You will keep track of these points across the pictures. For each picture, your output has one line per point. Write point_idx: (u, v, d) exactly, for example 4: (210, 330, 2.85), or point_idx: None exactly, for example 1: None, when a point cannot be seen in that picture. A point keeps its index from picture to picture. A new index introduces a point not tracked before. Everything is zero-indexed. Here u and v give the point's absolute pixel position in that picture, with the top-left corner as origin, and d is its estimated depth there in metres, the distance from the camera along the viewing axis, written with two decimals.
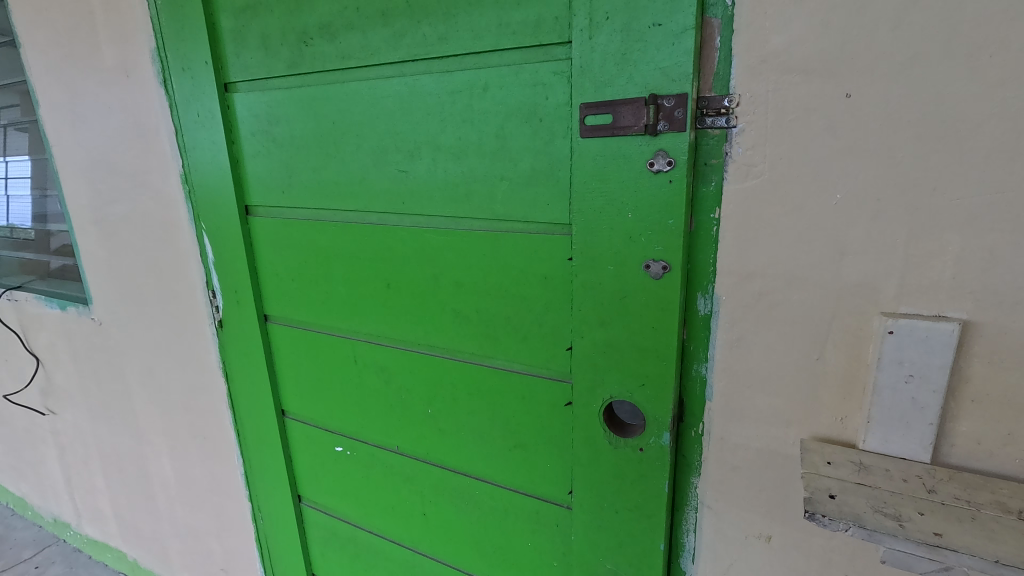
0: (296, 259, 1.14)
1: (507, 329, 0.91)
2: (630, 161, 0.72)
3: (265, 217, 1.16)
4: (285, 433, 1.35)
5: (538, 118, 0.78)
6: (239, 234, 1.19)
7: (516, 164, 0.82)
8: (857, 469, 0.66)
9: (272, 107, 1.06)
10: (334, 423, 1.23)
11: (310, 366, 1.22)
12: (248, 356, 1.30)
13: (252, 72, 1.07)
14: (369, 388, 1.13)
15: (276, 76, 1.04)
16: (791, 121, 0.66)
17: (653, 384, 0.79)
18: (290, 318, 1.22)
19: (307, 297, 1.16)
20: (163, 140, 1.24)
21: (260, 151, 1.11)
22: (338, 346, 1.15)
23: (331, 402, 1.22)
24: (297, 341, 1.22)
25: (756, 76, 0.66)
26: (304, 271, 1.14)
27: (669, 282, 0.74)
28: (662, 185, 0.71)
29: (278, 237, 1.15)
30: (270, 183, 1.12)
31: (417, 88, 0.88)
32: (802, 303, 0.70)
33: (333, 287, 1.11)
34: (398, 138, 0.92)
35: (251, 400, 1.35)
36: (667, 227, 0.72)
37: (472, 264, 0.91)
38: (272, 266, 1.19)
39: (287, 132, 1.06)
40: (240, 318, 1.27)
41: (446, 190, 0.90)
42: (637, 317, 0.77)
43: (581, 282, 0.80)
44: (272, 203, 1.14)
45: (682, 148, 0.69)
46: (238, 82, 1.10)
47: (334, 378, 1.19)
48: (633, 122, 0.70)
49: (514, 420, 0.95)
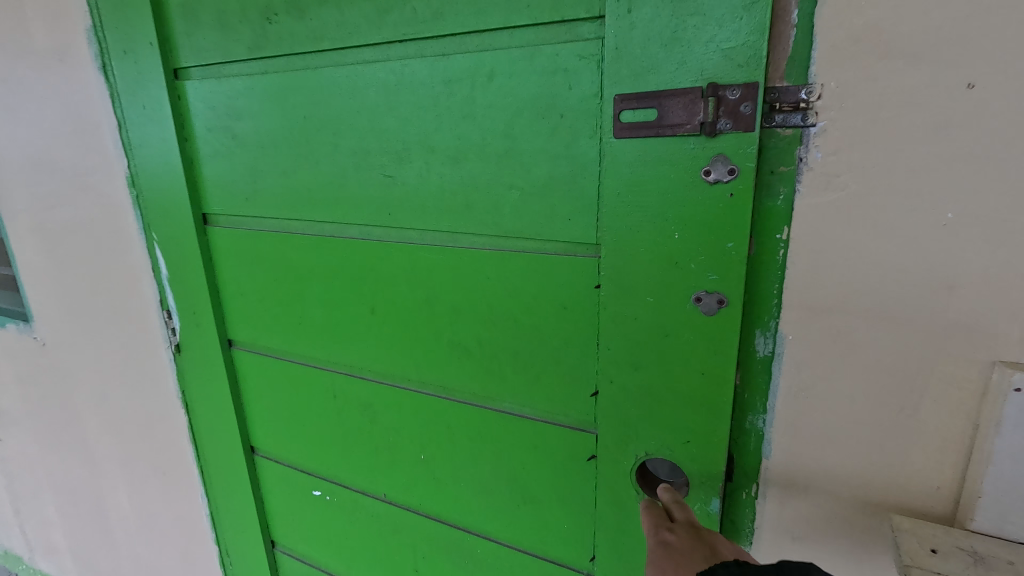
0: (265, 277, 0.98)
1: (515, 366, 0.75)
2: (678, 169, 0.57)
3: (226, 227, 0.99)
4: (254, 472, 1.18)
5: (557, 114, 0.63)
6: (197, 248, 1.02)
7: (527, 170, 0.67)
8: (972, 561, 0.52)
9: (230, 97, 0.89)
10: (312, 463, 1.08)
11: (282, 399, 1.06)
12: (212, 385, 1.13)
13: (205, 55, 0.89)
14: (350, 426, 0.98)
15: (234, 61, 0.86)
16: (889, 120, 0.51)
17: (700, 441, 0.65)
18: (257, 344, 1.05)
19: (278, 321, 0.99)
20: (103, 135, 1.05)
21: (218, 151, 0.94)
22: (314, 378, 0.99)
23: (307, 440, 1.06)
24: (266, 370, 1.05)
25: (846, 59, 0.52)
26: (273, 290, 0.98)
27: (724, 320, 0.59)
28: (716, 200, 0.56)
29: (244, 252, 0.99)
30: (231, 189, 0.95)
31: (405, 77, 0.72)
32: (892, 348, 0.56)
33: (307, 309, 0.94)
34: (383, 138, 0.76)
35: (215, 434, 1.18)
36: (724, 252, 0.57)
37: (475, 290, 0.75)
38: (236, 283, 1.02)
39: (249, 128, 0.89)
40: (201, 343, 1.10)
41: (442, 200, 0.74)
42: (681, 361, 0.63)
43: (611, 316, 0.65)
44: (234, 211, 0.97)
45: (748, 154, 0.53)
46: (189, 68, 0.92)
47: (310, 413, 1.03)
48: (683, 119, 0.55)
49: (523, 471, 0.80)
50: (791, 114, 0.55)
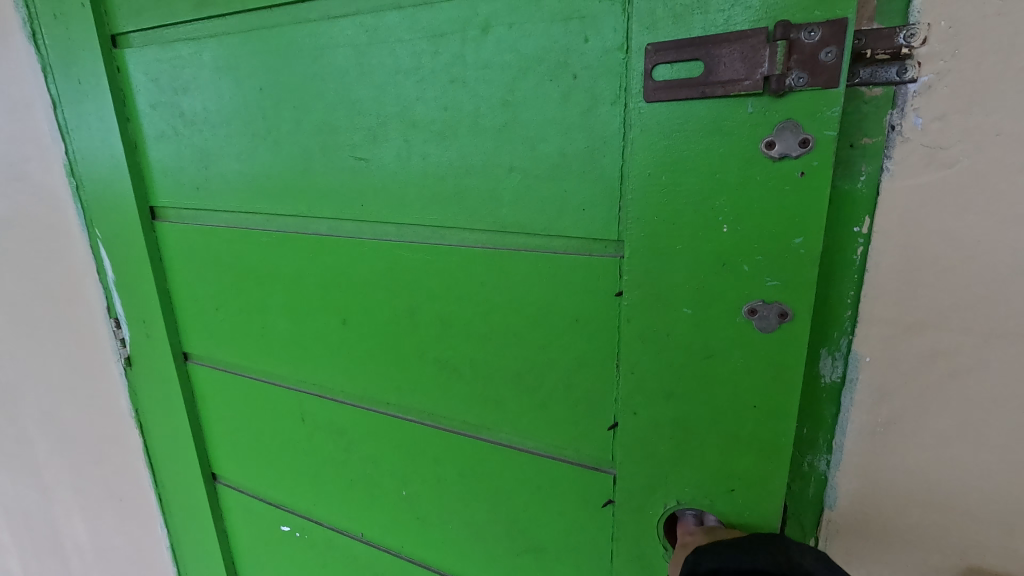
0: (222, 281, 0.84)
1: (516, 391, 0.62)
2: (730, 142, 0.43)
3: (176, 222, 0.85)
4: (216, 503, 1.03)
5: (571, 75, 0.49)
6: (145, 248, 0.87)
7: (532, 148, 0.53)
8: None
9: (176, 67, 0.74)
10: (280, 495, 0.93)
11: (245, 421, 0.92)
12: (164, 405, 0.98)
13: (146, 17, 0.74)
14: (323, 455, 0.83)
15: (179, 23, 0.72)
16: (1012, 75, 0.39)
17: (749, 492, 0.51)
18: (215, 358, 0.91)
19: (238, 333, 0.85)
20: (25, 117, 0.88)
21: (164, 133, 0.80)
22: (280, 398, 0.85)
23: (274, 469, 0.92)
24: (227, 388, 0.91)
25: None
26: (232, 296, 0.84)
27: (788, 338, 0.45)
28: (780, 183, 0.42)
29: (197, 253, 0.84)
30: (180, 177, 0.81)
31: (380, 34, 0.58)
32: (1008, 371, 0.44)
33: (270, 319, 0.80)
34: (353, 111, 0.62)
35: (169, 461, 1.03)
36: (791, 249, 0.43)
37: (466, 298, 0.62)
38: (191, 287, 0.88)
39: (197, 104, 0.75)
40: (152, 358, 0.96)
41: (425, 187, 0.60)
42: (727, 391, 0.49)
43: (636, 331, 0.51)
44: (184, 204, 0.82)
45: (827, 120, 0.40)
46: (130, 33, 0.77)
47: (277, 438, 0.89)
48: (740, 73, 0.41)
49: (525, 517, 0.66)
50: (885, 66, 0.43)
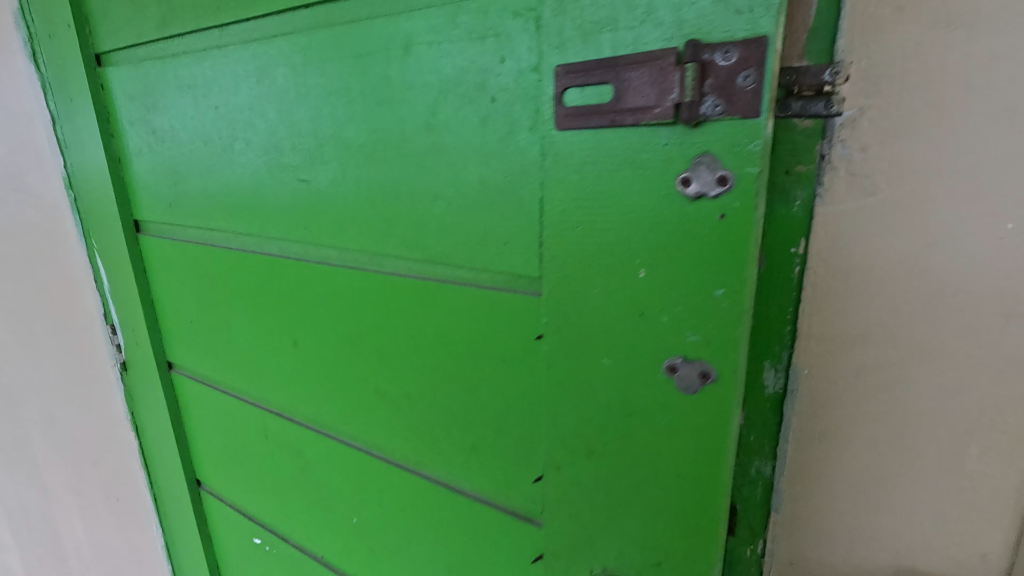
0: (195, 294, 0.85)
1: (449, 428, 0.58)
2: (643, 176, 0.38)
3: (156, 235, 0.87)
4: (201, 509, 1.05)
5: (488, 97, 0.45)
6: (130, 259, 0.90)
7: (455, 175, 0.49)
8: None
9: (147, 85, 0.75)
10: (252, 507, 0.94)
11: (219, 430, 0.93)
12: (153, 410, 1.01)
13: (121, 36, 0.76)
14: (285, 473, 0.83)
15: (148, 43, 0.73)
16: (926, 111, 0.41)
17: (677, 566, 0.45)
18: (193, 369, 0.92)
19: (211, 347, 0.86)
20: (26, 132, 0.92)
21: (141, 148, 0.81)
22: (247, 413, 0.85)
23: (246, 481, 0.92)
24: (205, 398, 0.93)
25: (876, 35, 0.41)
26: (203, 310, 0.84)
27: (711, 401, 0.39)
28: (697, 225, 0.37)
29: (175, 266, 0.86)
30: (155, 192, 0.82)
31: (314, 53, 0.56)
32: (932, 393, 0.45)
33: (235, 334, 0.81)
34: (294, 131, 0.61)
35: (160, 464, 1.06)
36: (711, 300, 0.37)
37: (400, 326, 0.59)
38: (171, 299, 0.90)
39: (166, 121, 0.75)
40: (141, 364, 0.98)
41: (360, 212, 0.58)
42: (649, 453, 0.43)
43: (556, 377, 0.46)
44: (160, 218, 0.84)
45: (747, 155, 0.34)
46: (110, 52, 0.79)
47: (247, 452, 0.89)
48: (650, 98, 0.36)
49: (461, 561, 0.62)
50: (812, 100, 0.42)
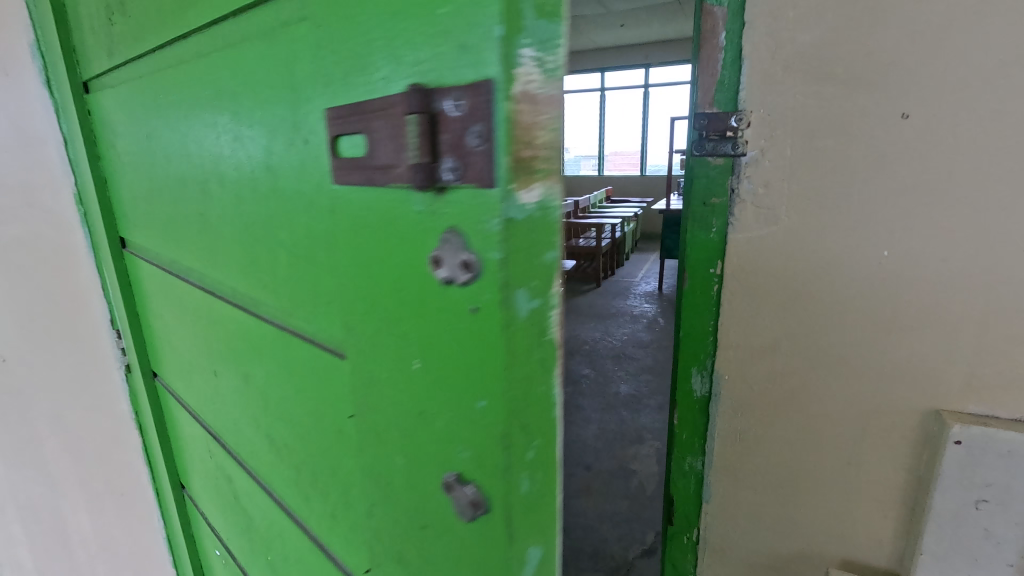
0: (161, 309, 0.89)
1: (313, 486, 0.56)
2: (410, 261, 0.34)
3: (133, 252, 0.92)
4: (184, 507, 1.11)
5: (303, 137, 0.41)
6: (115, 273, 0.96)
7: (291, 218, 0.46)
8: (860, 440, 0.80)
9: (112, 113, 0.80)
10: (214, 516, 0.97)
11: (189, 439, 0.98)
12: (144, 410, 1.08)
13: (94, 68, 0.81)
14: (226, 491, 0.85)
15: (108, 73, 0.77)
16: None
17: None
18: (167, 378, 0.97)
19: (176, 361, 0.90)
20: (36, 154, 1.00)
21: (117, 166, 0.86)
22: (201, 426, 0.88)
23: (208, 489, 0.96)
24: (177, 407, 0.97)
25: None
26: (167, 325, 0.89)
27: (483, 529, 0.35)
28: (456, 326, 0.32)
29: (147, 278, 0.90)
30: (128, 213, 0.87)
31: (197, 85, 0.56)
32: None
33: (186, 352, 0.83)
34: (194, 162, 0.61)
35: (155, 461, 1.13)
36: (477, 414, 0.33)
37: (274, 370, 0.57)
38: (149, 312, 0.95)
39: (126, 147, 0.79)
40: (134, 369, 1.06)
41: (239, 248, 0.56)
42: (439, 566, 0.39)
43: (370, 459, 0.43)
44: (134, 237, 0.89)
45: (489, 232, 0.29)
46: (91, 80, 0.85)
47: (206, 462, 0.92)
48: (391, 155, 0.32)
49: None
50: None
